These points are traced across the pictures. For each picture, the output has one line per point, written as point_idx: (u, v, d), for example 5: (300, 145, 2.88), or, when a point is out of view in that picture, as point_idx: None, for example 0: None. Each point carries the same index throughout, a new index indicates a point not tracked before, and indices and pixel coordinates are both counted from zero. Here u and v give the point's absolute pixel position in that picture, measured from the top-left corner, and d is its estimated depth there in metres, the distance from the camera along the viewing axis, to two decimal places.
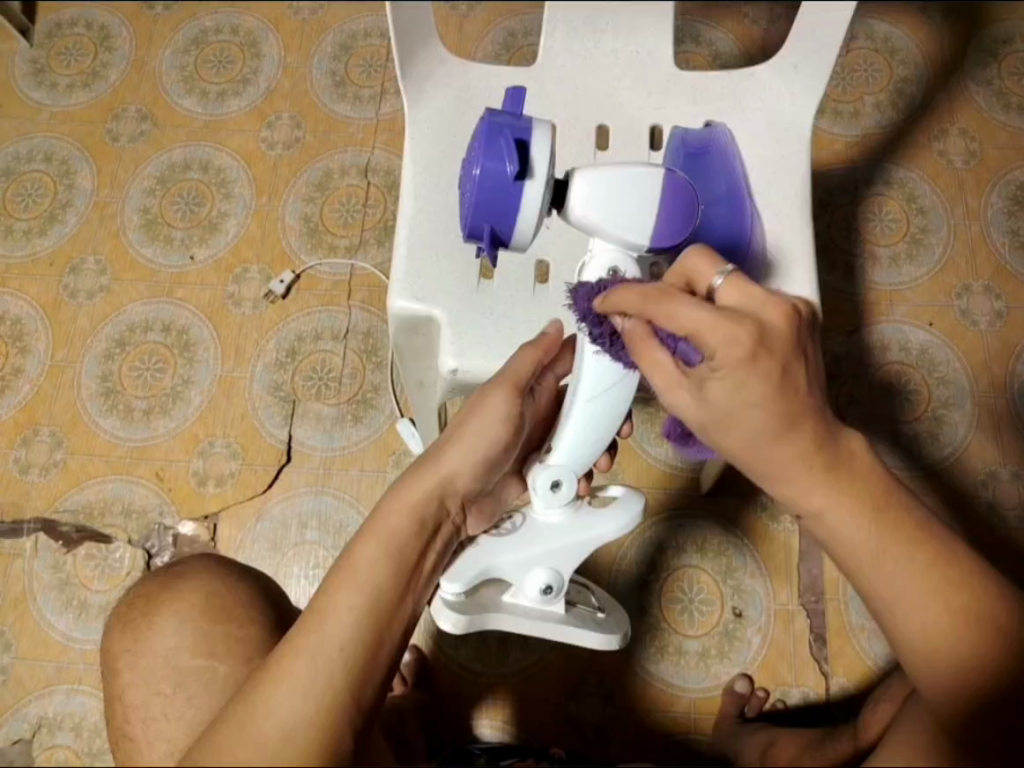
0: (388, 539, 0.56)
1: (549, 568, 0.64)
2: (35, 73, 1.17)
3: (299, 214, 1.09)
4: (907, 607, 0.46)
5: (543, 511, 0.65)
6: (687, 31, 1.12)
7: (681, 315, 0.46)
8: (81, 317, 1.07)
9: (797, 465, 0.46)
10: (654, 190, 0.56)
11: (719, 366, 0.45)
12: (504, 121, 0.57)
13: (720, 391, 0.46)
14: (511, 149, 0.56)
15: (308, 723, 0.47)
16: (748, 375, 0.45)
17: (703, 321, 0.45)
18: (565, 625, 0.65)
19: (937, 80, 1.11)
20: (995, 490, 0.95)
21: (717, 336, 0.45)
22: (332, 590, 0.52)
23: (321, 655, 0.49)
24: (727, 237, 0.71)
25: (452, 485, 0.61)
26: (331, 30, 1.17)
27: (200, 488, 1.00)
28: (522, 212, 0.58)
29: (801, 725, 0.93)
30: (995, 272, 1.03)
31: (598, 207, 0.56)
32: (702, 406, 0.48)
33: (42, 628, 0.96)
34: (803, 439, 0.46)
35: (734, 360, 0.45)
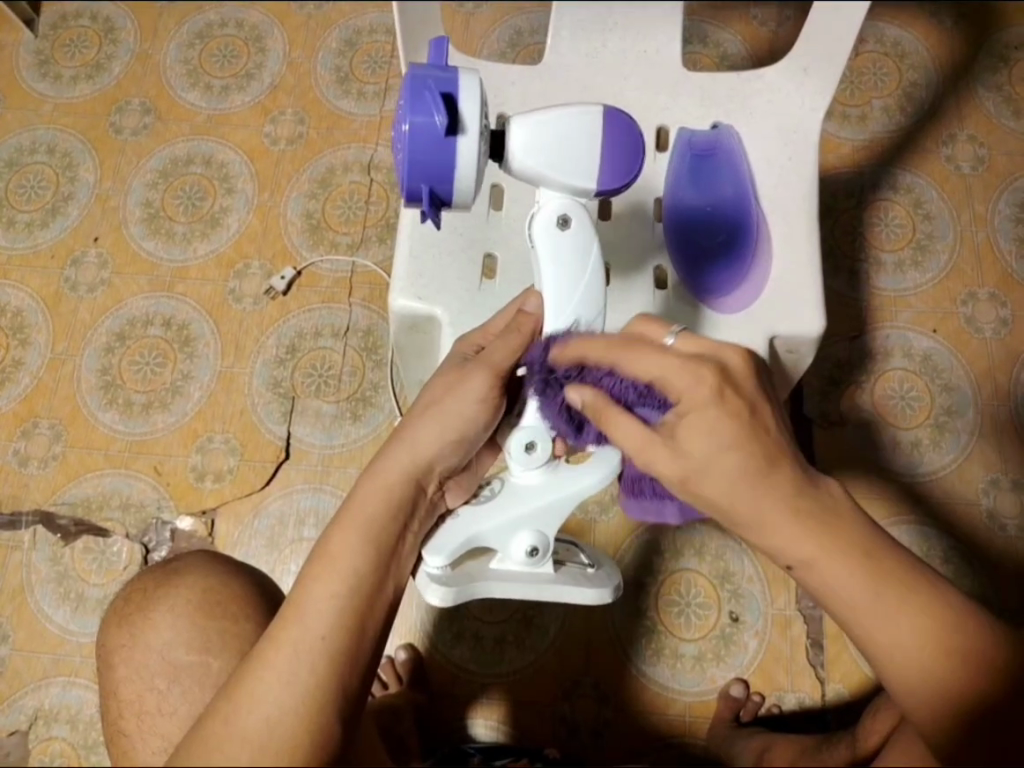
0: (365, 523, 0.55)
1: (533, 530, 0.62)
2: (40, 64, 1.17)
3: (301, 210, 1.09)
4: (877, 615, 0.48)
5: (520, 473, 0.63)
6: (694, 32, 1.12)
7: (645, 364, 0.51)
8: (82, 310, 1.07)
9: (785, 514, 0.49)
10: (593, 133, 0.57)
11: (684, 410, 0.50)
12: (426, 75, 0.55)
13: (694, 437, 0.49)
14: (438, 106, 0.54)
15: (290, 716, 0.48)
16: (709, 413, 0.49)
17: (660, 366, 0.51)
18: (556, 584, 0.63)
19: (946, 85, 1.10)
20: (996, 498, 0.95)
21: (677, 384, 0.50)
22: (310, 580, 0.53)
23: (300, 650, 0.50)
24: (733, 240, 0.73)
25: (429, 467, 0.59)
26: (336, 26, 1.16)
27: (198, 483, 1.00)
28: (459, 167, 0.56)
29: (796, 731, 0.93)
30: (1000, 280, 1.02)
31: (539, 152, 0.57)
32: (674, 456, 0.50)
33: (39, 619, 0.96)
34: (782, 480, 0.49)
35: (701, 400, 0.49)
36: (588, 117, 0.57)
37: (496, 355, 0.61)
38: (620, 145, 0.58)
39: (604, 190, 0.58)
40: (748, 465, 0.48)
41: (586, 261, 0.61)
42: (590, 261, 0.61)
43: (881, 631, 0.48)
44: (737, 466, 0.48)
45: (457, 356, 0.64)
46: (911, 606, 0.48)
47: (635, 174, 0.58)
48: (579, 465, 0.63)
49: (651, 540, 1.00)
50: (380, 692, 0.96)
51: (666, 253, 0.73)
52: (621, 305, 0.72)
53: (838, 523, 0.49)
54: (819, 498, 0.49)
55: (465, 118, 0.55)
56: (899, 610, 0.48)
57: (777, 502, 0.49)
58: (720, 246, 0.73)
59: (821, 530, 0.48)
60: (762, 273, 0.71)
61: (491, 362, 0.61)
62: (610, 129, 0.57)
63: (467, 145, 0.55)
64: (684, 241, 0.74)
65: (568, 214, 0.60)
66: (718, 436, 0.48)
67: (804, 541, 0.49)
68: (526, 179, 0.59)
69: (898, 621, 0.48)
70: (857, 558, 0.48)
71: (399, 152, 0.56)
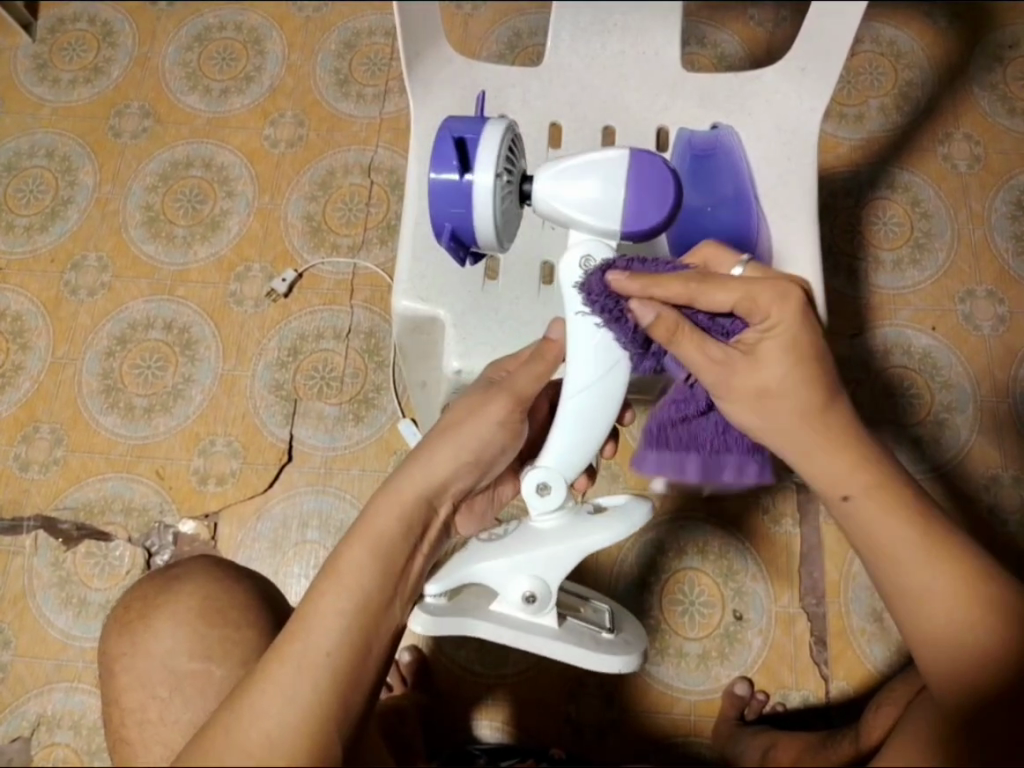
0: (377, 541, 0.54)
1: (531, 576, 0.61)
2: (38, 68, 1.16)
3: (301, 212, 1.09)
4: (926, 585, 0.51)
5: (539, 516, 0.63)
6: (692, 33, 1.12)
7: (717, 296, 0.53)
8: (82, 313, 1.06)
9: (841, 448, 0.54)
10: (620, 177, 0.57)
11: (768, 331, 0.53)
12: (452, 126, 0.60)
13: (769, 358, 0.53)
14: (453, 150, 0.58)
15: (290, 734, 0.46)
16: (787, 342, 0.53)
17: (738, 292, 0.53)
18: (552, 640, 0.61)
19: (941, 84, 1.11)
20: (997, 493, 0.95)
21: (762, 304, 0.53)
22: (317, 595, 0.51)
23: (305, 664, 0.48)
24: (732, 240, 0.72)
25: (444, 487, 0.59)
26: (335, 28, 1.17)
27: (200, 487, 1.00)
28: (474, 204, 0.59)
29: (803, 730, 0.94)
30: (998, 277, 1.03)
31: (560, 195, 0.58)
32: (752, 376, 0.53)
33: (41, 625, 0.96)
34: (834, 419, 0.54)
35: (783, 326, 0.53)
36: (614, 159, 0.57)
37: (519, 380, 0.62)
38: (650, 180, 0.57)
39: (631, 231, 0.58)
40: (807, 405, 0.53)
41: None
42: None
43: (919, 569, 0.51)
44: (796, 401, 0.53)
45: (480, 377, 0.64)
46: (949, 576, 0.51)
47: (664, 215, 0.57)
48: (596, 521, 0.63)
49: (656, 538, 1.00)
50: (386, 694, 0.96)
51: (669, 251, 0.74)
52: None
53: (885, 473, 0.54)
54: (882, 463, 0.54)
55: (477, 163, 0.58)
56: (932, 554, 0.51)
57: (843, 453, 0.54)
58: (719, 248, 0.72)
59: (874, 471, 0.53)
60: None
61: (512, 387, 0.62)
62: (637, 166, 0.57)
63: (482, 184, 0.58)
64: (684, 243, 0.74)
65: (592, 257, 0.59)
66: (783, 363, 0.53)
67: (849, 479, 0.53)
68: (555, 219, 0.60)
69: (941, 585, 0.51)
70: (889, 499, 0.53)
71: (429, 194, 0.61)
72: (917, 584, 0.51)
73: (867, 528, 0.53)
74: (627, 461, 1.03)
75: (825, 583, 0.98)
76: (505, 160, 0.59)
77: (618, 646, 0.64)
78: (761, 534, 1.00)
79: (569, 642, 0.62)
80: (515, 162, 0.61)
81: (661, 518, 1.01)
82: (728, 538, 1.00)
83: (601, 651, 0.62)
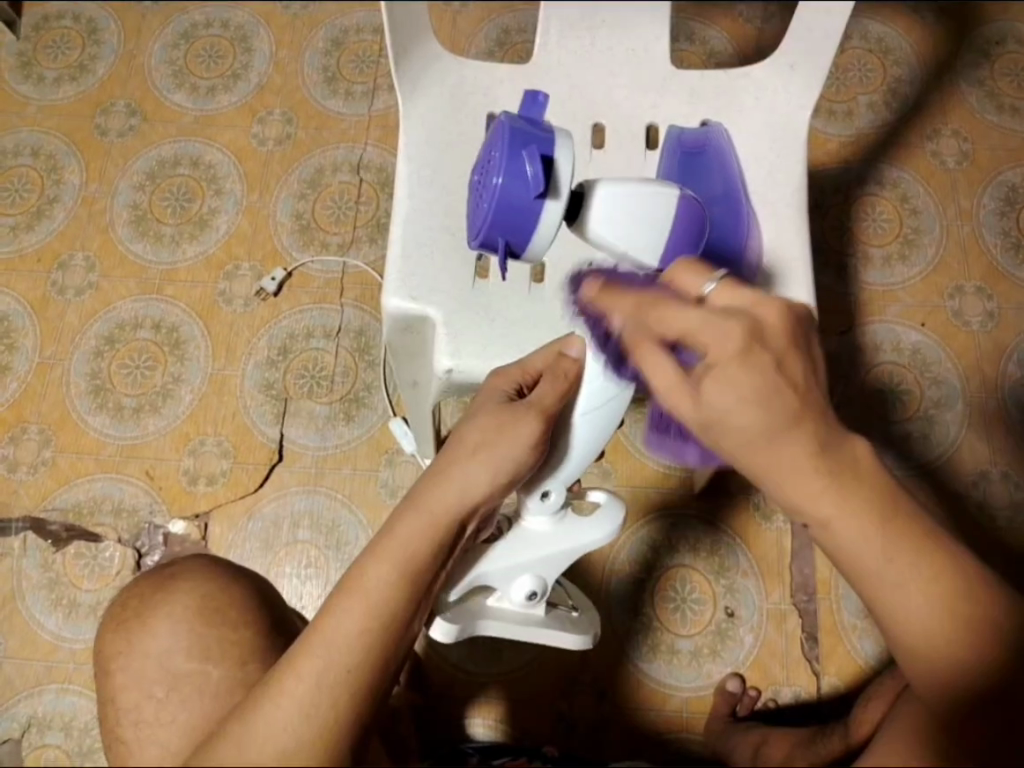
0: (403, 558, 0.52)
1: (535, 576, 0.65)
2: (22, 66, 1.15)
3: (290, 211, 1.09)
4: (897, 594, 0.44)
5: (532, 518, 0.64)
6: (681, 30, 1.12)
7: (675, 316, 0.45)
8: (69, 313, 1.06)
9: (807, 468, 0.43)
10: (667, 213, 0.56)
11: (713, 364, 0.43)
12: (526, 133, 0.56)
13: (714, 391, 0.43)
14: (536, 163, 0.54)
15: (306, 751, 0.46)
16: (740, 368, 0.42)
17: (693, 322, 0.44)
18: (542, 628, 0.67)
19: (929, 81, 1.11)
20: (986, 489, 0.96)
21: (706, 337, 0.43)
22: (339, 610, 0.50)
23: (323, 684, 0.48)
24: (725, 237, 0.69)
25: (476, 507, 0.57)
26: (322, 25, 1.16)
27: (190, 487, 0.99)
28: (540, 228, 0.56)
29: (794, 724, 0.94)
30: (987, 273, 1.04)
31: (611, 224, 0.56)
32: (696, 408, 0.44)
33: (31, 627, 0.95)
34: (805, 439, 0.43)
35: (730, 352, 0.42)
36: (665, 196, 0.56)
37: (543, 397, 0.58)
38: (690, 219, 0.57)
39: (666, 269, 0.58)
40: (767, 424, 0.42)
41: None
42: None
43: (899, 589, 0.44)
44: (754, 423, 0.42)
45: (491, 390, 0.61)
46: (921, 571, 0.44)
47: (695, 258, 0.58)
48: (582, 521, 0.65)
49: (650, 538, 1.00)
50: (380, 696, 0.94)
51: None
52: None
53: (859, 480, 0.44)
54: (839, 459, 0.43)
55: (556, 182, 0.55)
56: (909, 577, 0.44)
57: (798, 460, 0.43)
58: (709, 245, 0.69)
59: (840, 489, 0.43)
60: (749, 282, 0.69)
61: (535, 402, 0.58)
62: (682, 207, 0.56)
63: (554, 207, 0.56)
64: None
65: None
66: (742, 391, 0.42)
67: (816, 499, 0.43)
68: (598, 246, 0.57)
69: (911, 594, 0.44)
70: (873, 515, 0.44)
71: (485, 201, 0.57)
72: (894, 600, 0.44)
73: (837, 547, 0.44)
74: (618, 459, 1.03)
75: (816, 579, 0.99)
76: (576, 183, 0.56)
77: (592, 622, 0.71)
78: (752, 531, 1.00)
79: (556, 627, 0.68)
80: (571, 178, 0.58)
81: (655, 515, 1.01)
82: (718, 536, 1.00)
83: (581, 629, 0.69)
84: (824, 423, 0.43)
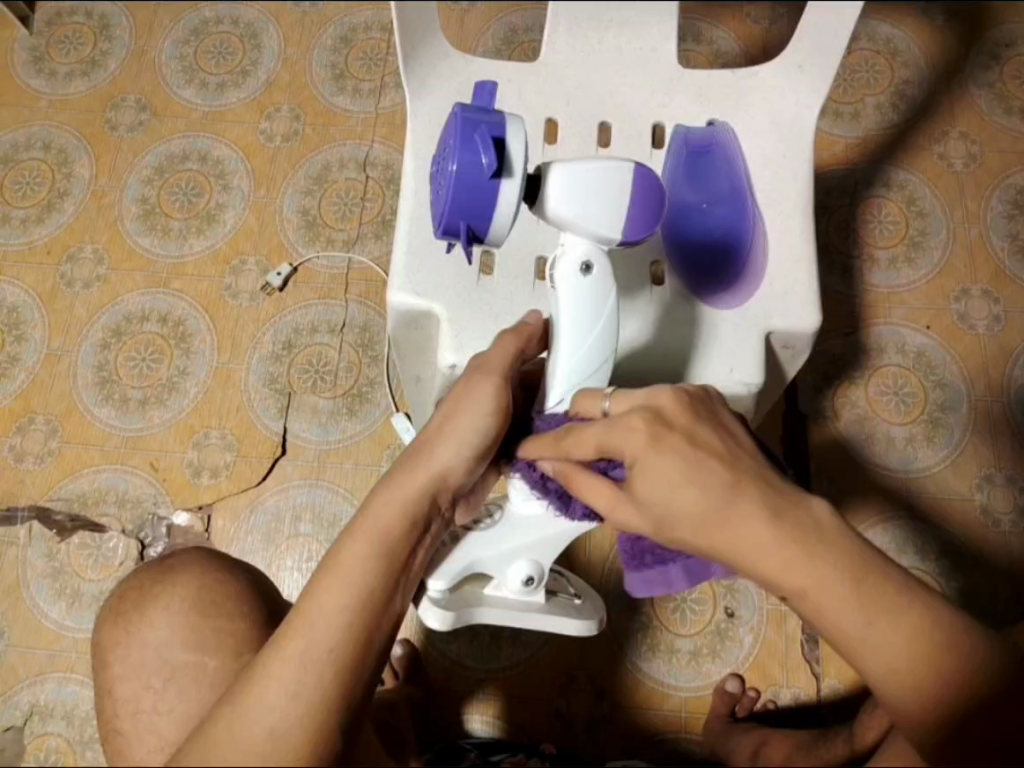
0: (379, 536, 0.54)
1: (529, 560, 0.64)
2: (35, 61, 1.17)
3: (297, 206, 1.09)
4: (874, 647, 0.45)
5: (521, 502, 0.64)
6: (688, 30, 1.12)
7: (588, 433, 0.52)
8: (78, 306, 1.07)
9: (761, 528, 0.47)
10: (625, 188, 0.58)
11: (632, 463, 0.50)
12: (478, 119, 0.57)
13: (650, 485, 0.49)
14: (490, 147, 0.56)
15: (295, 728, 0.47)
16: (657, 456, 0.49)
17: (603, 431, 0.51)
18: (546, 616, 0.65)
19: (938, 82, 1.11)
20: (990, 493, 0.95)
21: (616, 441, 0.51)
22: (320, 592, 0.51)
23: (308, 663, 0.49)
24: (728, 239, 0.73)
25: (444, 482, 0.58)
26: (331, 23, 1.17)
27: (194, 479, 1.00)
28: (498, 210, 0.58)
29: (793, 725, 0.94)
30: (993, 276, 1.03)
31: (570, 200, 0.58)
32: (642, 498, 0.50)
33: (35, 615, 0.96)
34: (750, 502, 0.47)
35: (640, 447, 0.50)
36: (620, 170, 0.58)
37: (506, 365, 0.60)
38: (649, 193, 0.58)
39: (629, 241, 0.59)
40: (708, 500, 0.48)
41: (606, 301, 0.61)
42: (607, 307, 0.61)
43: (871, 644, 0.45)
44: (699, 497, 0.48)
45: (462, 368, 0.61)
46: (899, 620, 0.45)
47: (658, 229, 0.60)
48: None
49: None
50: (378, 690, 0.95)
51: (663, 251, 0.73)
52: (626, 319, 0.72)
53: (824, 543, 0.46)
54: (791, 522, 0.47)
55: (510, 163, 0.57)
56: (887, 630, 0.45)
57: (752, 521, 0.47)
58: (715, 245, 0.73)
59: (803, 549, 0.46)
60: (756, 273, 0.72)
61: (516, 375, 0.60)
62: (639, 181, 0.58)
63: (510, 187, 0.57)
64: (682, 243, 0.74)
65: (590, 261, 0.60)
66: (667, 474, 0.48)
67: (785, 567, 0.46)
68: (558, 224, 0.59)
69: (892, 640, 0.45)
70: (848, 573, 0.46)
71: (443, 188, 0.58)
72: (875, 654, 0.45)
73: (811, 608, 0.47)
74: None
75: None
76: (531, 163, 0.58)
77: (596, 611, 0.69)
78: None
79: (560, 614, 0.66)
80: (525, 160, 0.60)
81: None
82: None
83: (586, 617, 0.67)
84: (764, 482, 0.48)
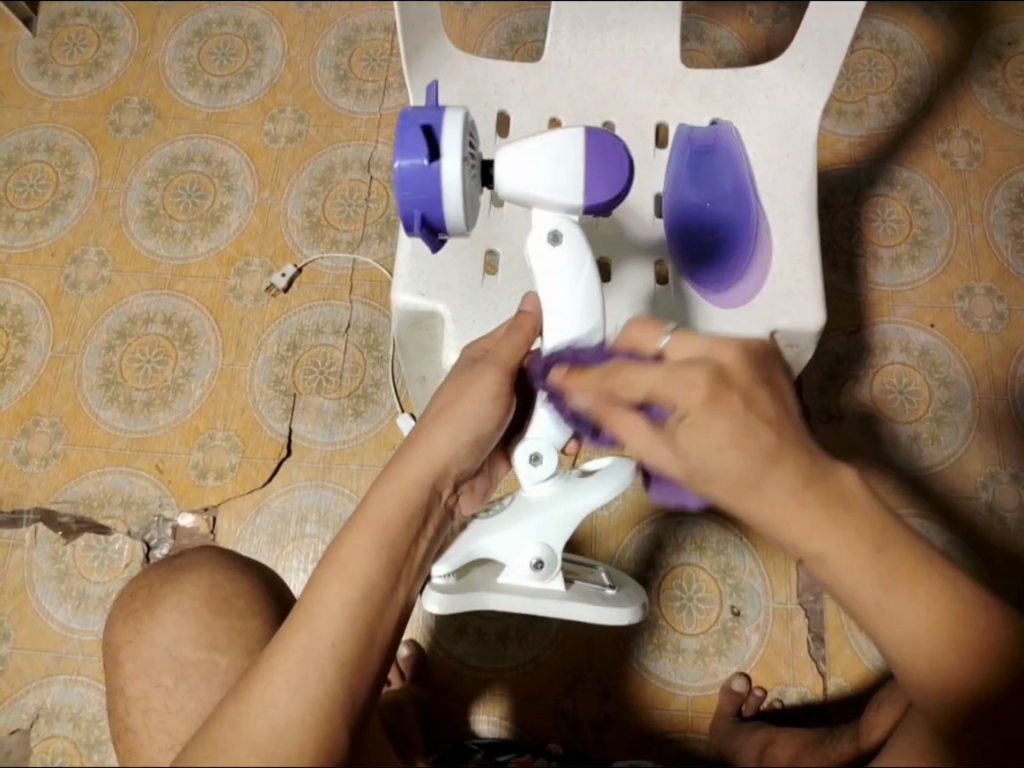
0: (379, 530, 0.54)
1: (539, 542, 0.64)
2: (38, 63, 1.17)
3: (301, 207, 1.09)
4: (897, 619, 0.45)
5: (532, 487, 0.64)
6: (691, 30, 1.12)
7: (636, 379, 0.47)
8: (82, 308, 1.07)
9: (790, 493, 0.44)
10: (576, 155, 0.59)
11: (684, 414, 0.45)
12: (411, 114, 0.58)
13: (692, 442, 0.45)
14: (418, 137, 0.57)
15: (298, 721, 0.47)
16: (711, 414, 0.44)
17: (655, 378, 0.46)
18: (563, 601, 0.63)
19: (941, 81, 1.11)
20: (995, 490, 0.95)
21: (670, 391, 0.45)
22: (321, 586, 0.52)
23: (311, 655, 0.49)
24: (731, 238, 0.73)
25: (445, 471, 0.59)
26: (335, 23, 1.17)
27: (199, 481, 1.00)
28: (444, 193, 0.58)
29: (798, 724, 0.94)
30: (997, 274, 1.03)
31: (522, 174, 0.60)
32: (678, 458, 0.46)
33: (41, 618, 0.96)
34: (790, 471, 0.44)
35: (696, 401, 0.44)
36: (568, 139, 0.59)
37: (503, 354, 0.61)
38: (601, 155, 0.59)
39: (595, 205, 0.60)
40: (749, 470, 0.44)
41: (582, 272, 0.62)
42: (584, 275, 0.62)
43: (896, 617, 0.45)
44: (746, 463, 0.44)
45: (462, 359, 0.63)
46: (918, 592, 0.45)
47: (624, 187, 0.60)
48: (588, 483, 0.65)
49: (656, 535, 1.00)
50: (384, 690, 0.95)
51: (667, 251, 0.74)
52: (625, 314, 0.72)
53: (848, 511, 0.44)
54: (826, 487, 0.44)
55: (441, 147, 0.57)
56: (906, 596, 0.45)
57: (783, 494, 0.44)
58: (720, 244, 0.73)
59: (829, 518, 0.44)
60: (760, 273, 0.72)
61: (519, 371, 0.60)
62: (590, 145, 0.59)
63: (448, 168, 0.57)
64: (687, 242, 0.74)
65: (559, 230, 0.61)
66: (717, 435, 0.44)
67: (815, 536, 0.44)
68: (518, 199, 0.61)
69: (913, 613, 0.45)
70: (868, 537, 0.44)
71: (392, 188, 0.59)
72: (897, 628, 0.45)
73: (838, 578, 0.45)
74: None
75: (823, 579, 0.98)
76: (470, 144, 0.58)
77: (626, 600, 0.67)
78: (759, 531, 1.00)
79: (582, 602, 0.64)
80: (476, 147, 0.60)
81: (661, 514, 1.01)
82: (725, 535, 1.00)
83: (610, 606, 0.64)
84: (805, 453, 0.44)
